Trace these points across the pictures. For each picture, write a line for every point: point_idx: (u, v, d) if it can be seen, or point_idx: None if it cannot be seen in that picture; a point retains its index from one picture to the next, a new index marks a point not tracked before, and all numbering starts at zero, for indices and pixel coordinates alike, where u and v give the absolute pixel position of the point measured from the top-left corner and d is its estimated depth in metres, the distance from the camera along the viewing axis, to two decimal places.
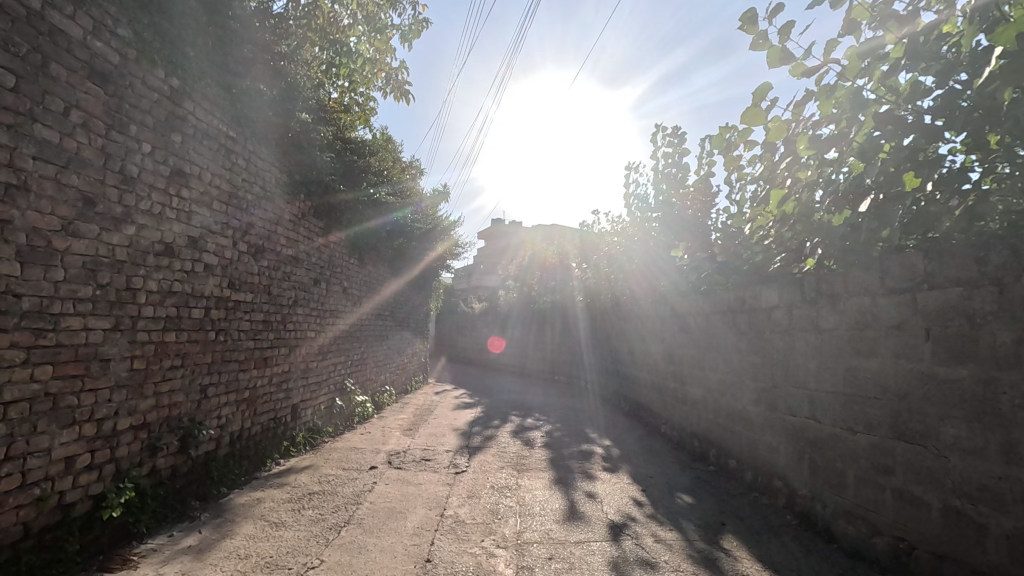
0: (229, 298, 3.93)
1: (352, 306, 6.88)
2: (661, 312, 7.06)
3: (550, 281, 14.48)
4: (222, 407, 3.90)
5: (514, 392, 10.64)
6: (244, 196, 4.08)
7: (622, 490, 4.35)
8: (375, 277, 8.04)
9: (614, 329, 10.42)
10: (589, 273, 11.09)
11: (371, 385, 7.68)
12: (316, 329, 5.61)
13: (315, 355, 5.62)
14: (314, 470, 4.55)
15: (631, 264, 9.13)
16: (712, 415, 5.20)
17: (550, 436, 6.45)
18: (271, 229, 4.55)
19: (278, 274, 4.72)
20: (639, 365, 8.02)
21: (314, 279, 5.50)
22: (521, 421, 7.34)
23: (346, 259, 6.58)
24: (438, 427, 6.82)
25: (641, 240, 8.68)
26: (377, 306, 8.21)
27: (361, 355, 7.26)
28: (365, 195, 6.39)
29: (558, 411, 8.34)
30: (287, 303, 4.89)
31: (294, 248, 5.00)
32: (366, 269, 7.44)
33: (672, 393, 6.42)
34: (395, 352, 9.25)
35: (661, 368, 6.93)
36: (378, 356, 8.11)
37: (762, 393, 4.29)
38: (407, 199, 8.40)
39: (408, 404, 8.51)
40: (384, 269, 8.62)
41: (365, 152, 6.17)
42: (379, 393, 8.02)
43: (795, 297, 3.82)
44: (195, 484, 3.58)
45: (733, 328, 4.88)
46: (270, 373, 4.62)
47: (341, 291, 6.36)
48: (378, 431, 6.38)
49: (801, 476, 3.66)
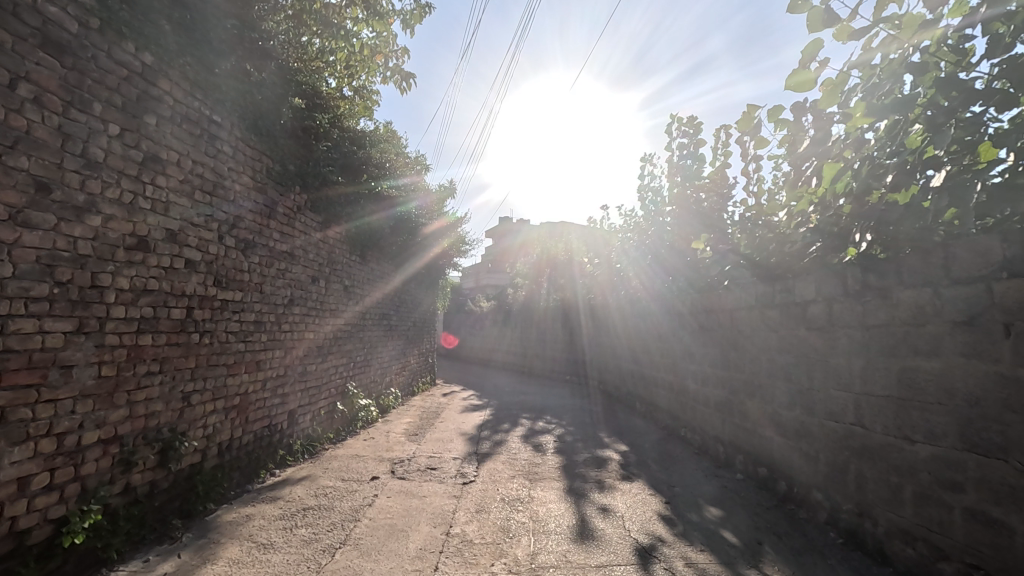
0: (215, 297, 3.63)
1: (354, 304, 6.57)
2: (679, 309, 6.69)
3: (560, 280, 14.13)
4: (209, 416, 3.60)
5: (524, 393, 10.29)
6: (231, 186, 3.77)
7: (644, 502, 4.00)
8: (378, 275, 7.71)
9: (626, 328, 10.05)
10: (601, 269, 10.71)
11: (375, 387, 7.37)
12: (314, 330, 5.30)
13: (314, 357, 5.32)
14: (310, 482, 4.23)
15: (645, 261, 8.76)
16: (738, 419, 4.83)
17: (562, 441, 6.10)
18: (263, 223, 4.24)
19: (272, 271, 4.41)
20: (656, 364, 7.65)
21: (312, 277, 5.19)
22: (532, 424, 7.00)
23: (347, 255, 6.26)
24: (445, 432, 6.49)
25: (656, 234, 8.30)
26: (380, 305, 7.89)
27: (364, 356, 6.95)
28: (365, 189, 6.08)
29: (569, 413, 8.00)
30: (282, 303, 4.59)
31: (289, 243, 4.69)
32: (368, 267, 7.12)
33: (691, 394, 6.05)
34: (399, 352, 8.93)
35: (679, 369, 6.56)
36: (382, 357, 7.79)
37: (796, 396, 3.92)
38: (410, 195, 8.08)
39: (414, 407, 8.19)
40: (387, 268, 8.29)
41: (365, 143, 5.86)
42: (383, 395, 7.70)
43: (836, 290, 3.45)
44: (178, 502, 3.27)
45: (761, 324, 4.51)
46: (264, 378, 4.31)
47: (341, 289, 6.05)
48: (381, 436, 6.06)
49: (845, 488, 3.30)
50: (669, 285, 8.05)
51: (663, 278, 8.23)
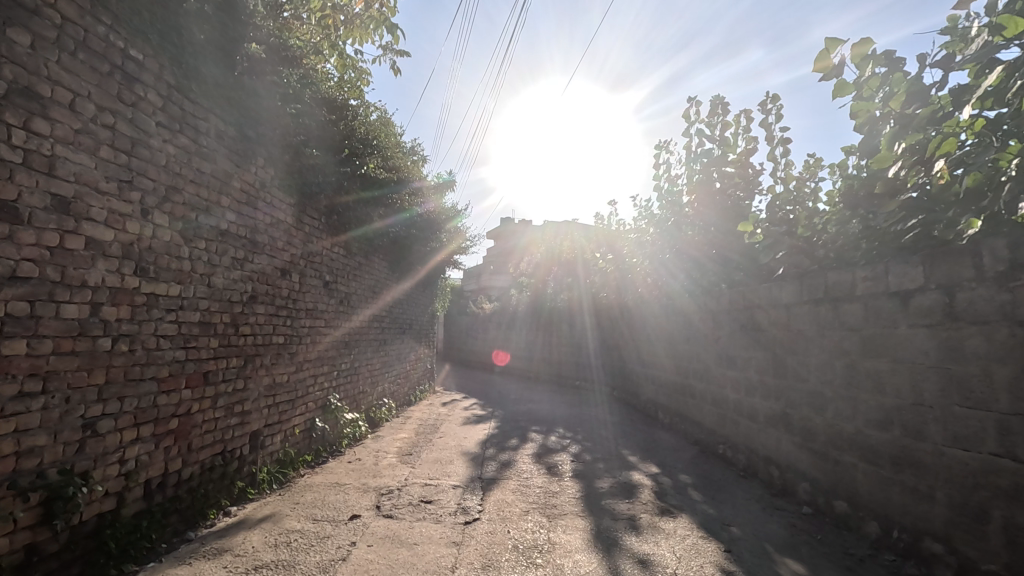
0: (138, 290, 2.76)
1: (340, 305, 5.69)
2: (711, 306, 5.79)
3: (568, 279, 13.21)
4: (128, 447, 2.72)
5: (531, 402, 9.37)
6: (163, 148, 2.92)
7: (696, 550, 3.13)
8: (369, 272, 6.80)
9: (643, 329, 9.14)
10: (616, 266, 9.81)
11: (364, 398, 6.49)
12: (287, 334, 4.42)
13: (287, 367, 4.44)
14: (272, 524, 3.36)
15: (667, 255, 7.85)
16: (801, 438, 3.95)
17: (581, 461, 5.21)
18: (212, 199, 3.38)
19: (225, 260, 3.54)
20: (682, 371, 6.75)
21: (282, 270, 4.31)
22: (544, 440, 6.10)
23: (329, 247, 5.38)
24: (444, 451, 5.60)
25: (682, 224, 7.40)
26: (372, 306, 7.00)
27: (352, 364, 6.06)
28: (349, 171, 5.20)
29: (584, 426, 7.11)
30: (240, 300, 3.71)
31: (250, 226, 3.82)
32: (355, 262, 6.22)
33: (731, 406, 5.17)
34: (394, 358, 8.04)
35: (714, 375, 5.66)
36: (373, 365, 6.89)
37: (893, 413, 3.04)
38: (408, 185, 7.19)
39: (409, 420, 7.29)
40: (381, 265, 7.39)
41: (348, 115, 4.99)
42: (374, 408, 6.80)
43: (964, 274, 2.58)
44: (78, 567, 2.41)
45: (833, 322, 3.62)
46: (214, 395, 3.44)
47: (322, 286, 5.16)
48: (370, 457, 5.18)
49: (986, 542, 2.44)
50: (699, 283, 7.15)
51: (690, 274, 7.33)
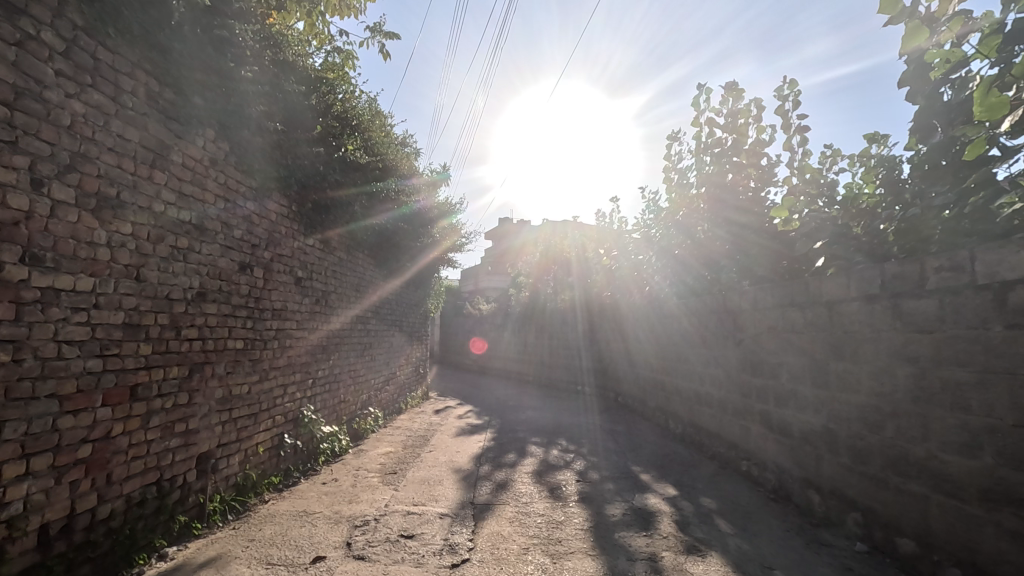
0: (27, 283, 2.16)
1: (317, 305, 5.07)
2: (731, 306, 5.18)
3: (568, 279, 12.59)
4: (12, 486, 2.12)
5: (529, 409, 8.76)
6: (65, 104, 2.32)
7: None
8: (352, 269, 6.16)
9: (649, 332, 8.53)
10: (620, 263, 9.22)
11: (346, 408, 5.86)
12: (246, 338, 3.80)
13: (247, 376, 3.81)
14: (214, 571, 2.74)
15: (680, 252, 7.22)
16: (850, 460, 3.35)
17: (587, 482, 4.60)
18: (142, 174, 2.77)
19: (162, 249, 2.93)
20: (695, 377, 6.16)
21: (240, 263, 3.70)
22: (546, 455, 5.50)
23: (303, 240, 4.76)
24: (433, 468, 4.98)
25: (695, 217, 6.84)
26: (356, 307, 6.38)
27: (331, 371, 5.44)
28: (324, 153, 4.58)
29: (588, 437, 6.50)
30: (182, 298, 3.10)
31: (196, 210, 3.22)
32: (335, 257, 5.60)
33: (757, 418, 4.57)
34: (382, 363, 7.40)
35: (735, 383, 5.05)
36: (357, 372, 6.27)
37: (984, 436, 2.46)
38: (397, 175, 6.57)
39: (398, 431, 6.66)
40: (367, 263, 6.75)
41: (321, 88, 4.39)
42: (357, 418, 6.17)
43: None
44: None
45: (894, 322, 3.01)
46: (145, 412, 2.82)
47: (293, 283, 4.54)
48: (348, 478, 4.56)
49: None
50: (719, 282, 6.53)
51: (709, 272, 6.71)
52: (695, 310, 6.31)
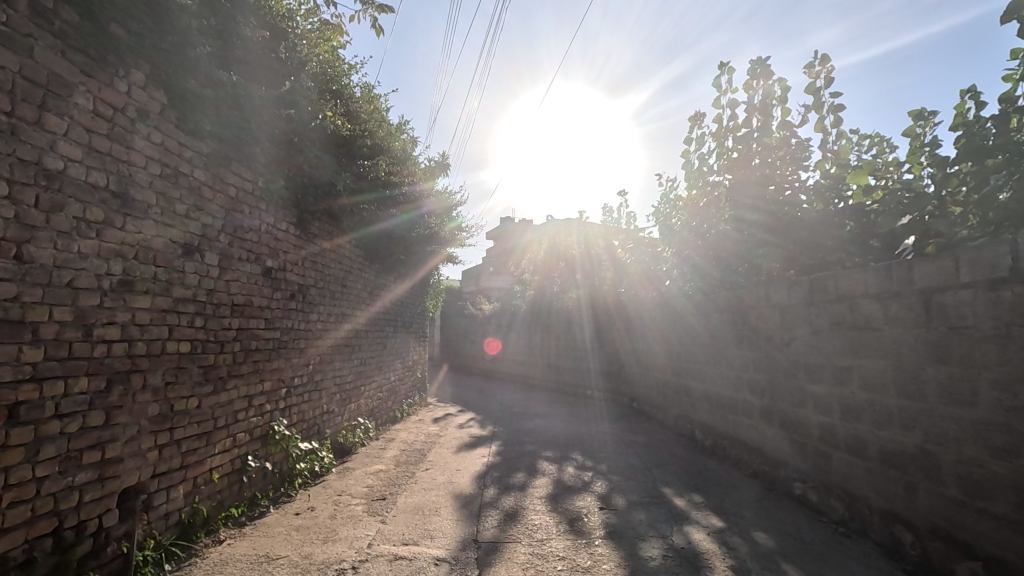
0: None
1: (294, 302, 4.33)
2: (776, 300, 4.43)
3: (575, 277, 11.83)
4: None
5: (536, 418, 8.00)
6: None
7: None
8: (339, 262, 5.40)
9: (667, 332, 7.77)
10: (637, 257, 8.47)
11: (330, 421, 5.12)
12: (195, 340, 3.05)
13: (196, 387, 3.07)
14: None
15: (711, 243, 6.49)
16: (964, 493, 2.62)
17: (612, 510, 3.84)
18: (25, 116, 2.06)
19: (60, 220, 2.21)
20: (727, 383, 5.41)
21: (185, 246, 2.96)
22: (560, 474, 4.74)
23: (275, 224, 4.02)
24: (429, 493, 4.23)
25: (728, 204, 6.13)
26: (346, 305, 5.63)
27: (311, 378, 4.69)
28: (297, 120, 3.84)
29: (605, 451, 5.74)
30: (94, 288, 2.37)
31: (119, 174, 2.50)
32: (318, 247, 4.86)
33: (816, 433, 3.83)
34: (375, 368, 6.64)
35: (783, 391, 4.30)
36: (344, 379, 5.52)
37: None
38: (389, 156, 5.82)
39: (392, 445, 5.91)
40: (358, 256, 5.99)
41: (294, 40, 3.67)
42: (344, 432, 5.42)
43: None
44: None
45: None
46: (33, 440, 2.09)
47: (261, 275, 3.80)
48: (328, 507, 3.81)
49: None
50: (758, 276, 5.80)
51: (746, 265, 5.96)
52: (724, 306, 5.55)
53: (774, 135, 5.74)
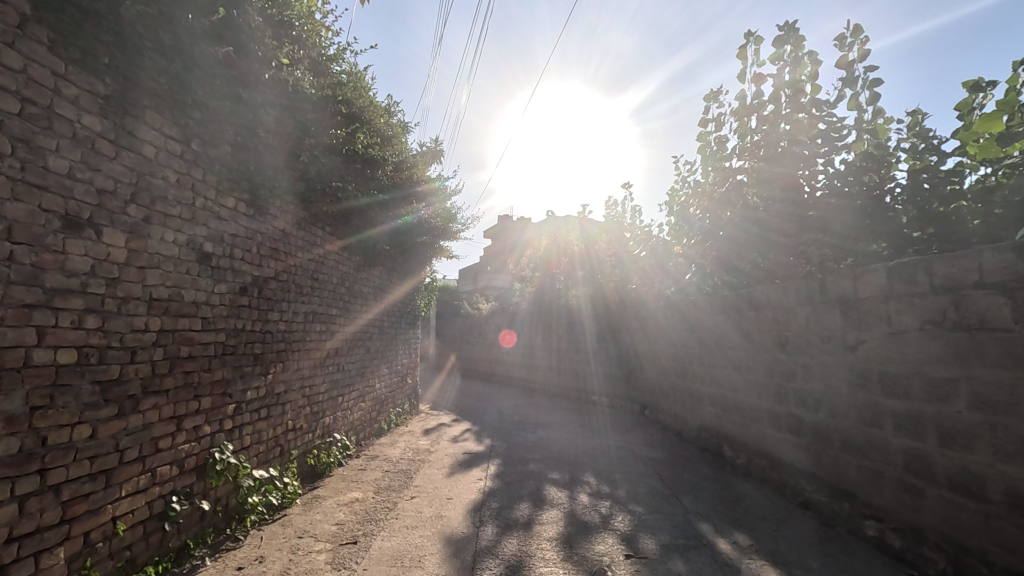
0: None
1: (246, 299, 3.50)
2: (835, 294, 3.63)
3: (579, 273, 11.01)
4: None
5: (539, 428, 7.17)
6: None
7: None
8: (311, 251, 4.55)
9: (684, 333, 6.95)
10: (653, 250, 7.66)
11: (297, 441, 4.28)
12: (84, 346, 2.24)
13: (88, 411, 2.26)
14: None
15: (742, 232, 5.67)
16: None
17: (642, 559, 3.06)
18: None
19: None
20: (764, 393, 4.60)
21: (66, 218, 2.16)
22: (573, 505, 3.95)
23: (217, 199, 3.20)
24: (412, 535, 3.41)
25: (764, 188, 5.36)
26: (322, 302, 4.81)
27: (271, 391, 3.86)
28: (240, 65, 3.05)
29: (621, 471, 4.94)
30: None
31: None
32: (281, 232, 4.02)
33: (898, 461, 3.04)
34: (356, 376, 5.79)
35: (846, 406, 3.51)
36: (317, 389, 4.69)
37: None
38: (365, 128, 4.99)
39: (374, 466, 5.08)
40: (337, 245, 5.15)
41: None
42: (314, 452, 4.58)
43: None
44: None
45: None
46: None
47: (195, 263, 2.98)
48: (281, 558, 2.99)
49: None
50: (799, 267, 5.00)
51: (786, 255, 5.16)
52: (759, 302, 4.74)
53: (815, 104, 4.96)
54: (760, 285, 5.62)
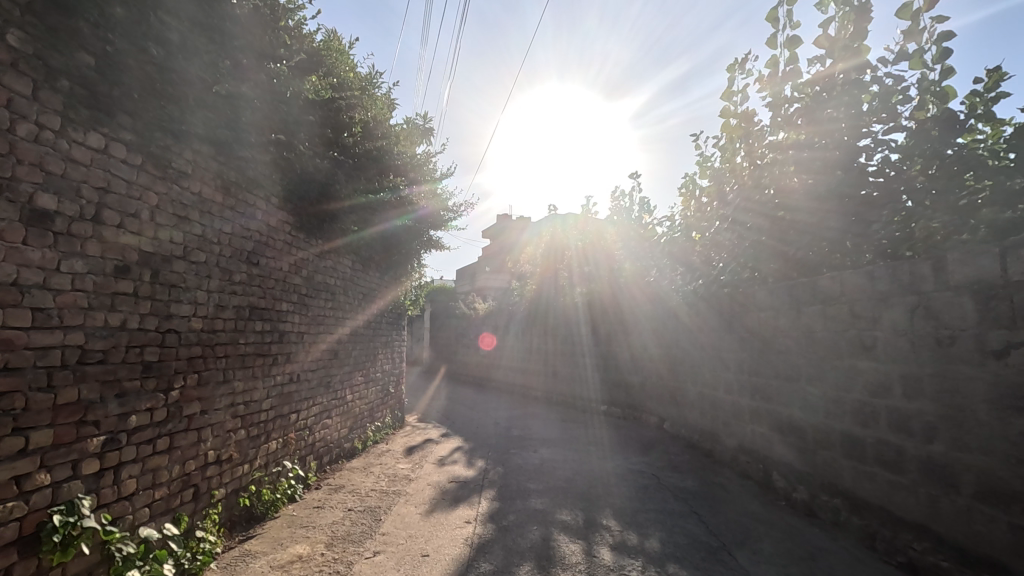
0: None
1: (127, 286, 2.44)
2: (967, 279, 2.56)
3: (581, 271, 9.89)
4: None
5: (542, 447, 6.08)
6: None
7: None
8: (247, 226, 3.47)
9: (711, 336, 5.84)
10: (673, 241, 6.57)
11: (223, 477, 3.21)
12: None
13: None
14: None
15: (793, 209, 4.59)
16: None
17: None
18: None
19: None
20: (836, 411, 3.54)
21: None
22: (592, 568, 2.91)
23: (71, 134, 2.16)
24: None
25: (817, 160, 4.34)
26: (266, 296, 3.73)
27: (176, 413, 2.79)
28: None
29: (648, 510, 3.88)
30: None
31: None
32: (199, 196, 2.97)
33: None
34: (320, 387, 4.70)
35: (985, 437, 2.48)
36: (257, 408, 3.61)
37: None
38: (319, 74, 3.91)
39: (335, 503, 3.99)
40: (289, 223, 4.07)
41: None
42: (251, 490, 3.50)
43: None
44: None
45: None
46: None
47: (18, 224, 1.94)
48: None
49: None
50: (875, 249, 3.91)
51: (857, 236, 4.07)
52: (825, 295, 3.67)
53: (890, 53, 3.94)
54: (815, 275, 4.53)
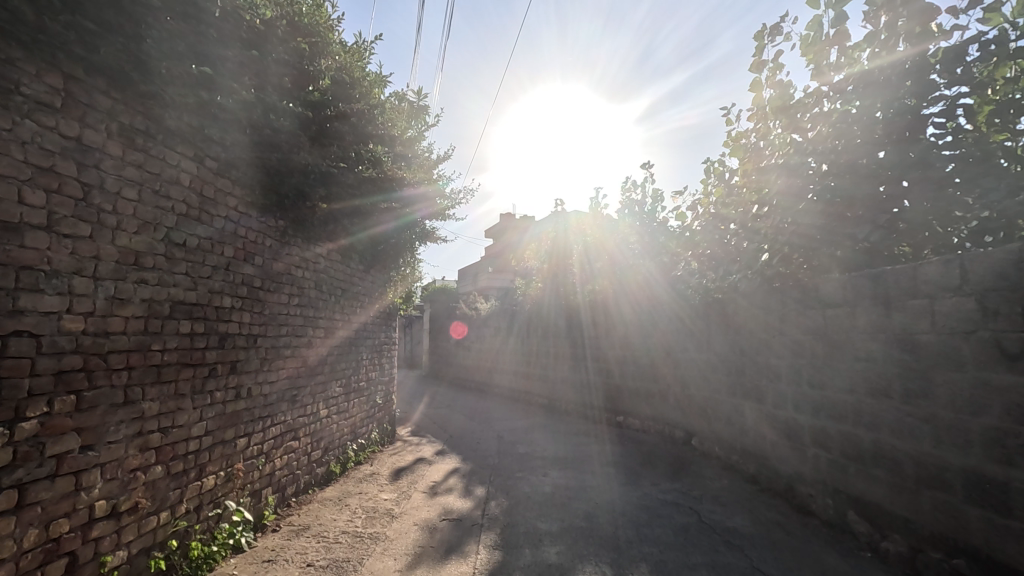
0: None
1: None
2: None
3: (587, 267, 8.96)
4: None
5: (551, 469, 5.15)
6: None
7: None
8: (167, 193, 2.60)
9: (751, 339, 4.93)
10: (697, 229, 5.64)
11: (124, 535, 2.33)
12: None
13: None
14: None
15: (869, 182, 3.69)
16: None
17: None
18: None
19: None
20: (953, 440, 2.65)
21: None
22: None
23: None
24: None
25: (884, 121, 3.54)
26: (199, 287, 2.84)
27: (31, 452, 1.91)
28: None
29: (696, 565, 2.99)
30: None
31: None
32: (78, 143, 2.11)
33: None
34: (282, 403, 3.80)
35: None
36: (182, 435, 2.72)
37: None
38: None
39: (292, 555, 3.09)
40: (234, 196, 3.18)
41: None
42: (171, 547, 2.61)
43: None
44: None
45: None
46: None
47: None
48: None
49: None
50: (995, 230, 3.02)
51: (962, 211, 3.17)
52: (934, 286, 2.78)
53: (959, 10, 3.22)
54: (895, 263, 3.63)
